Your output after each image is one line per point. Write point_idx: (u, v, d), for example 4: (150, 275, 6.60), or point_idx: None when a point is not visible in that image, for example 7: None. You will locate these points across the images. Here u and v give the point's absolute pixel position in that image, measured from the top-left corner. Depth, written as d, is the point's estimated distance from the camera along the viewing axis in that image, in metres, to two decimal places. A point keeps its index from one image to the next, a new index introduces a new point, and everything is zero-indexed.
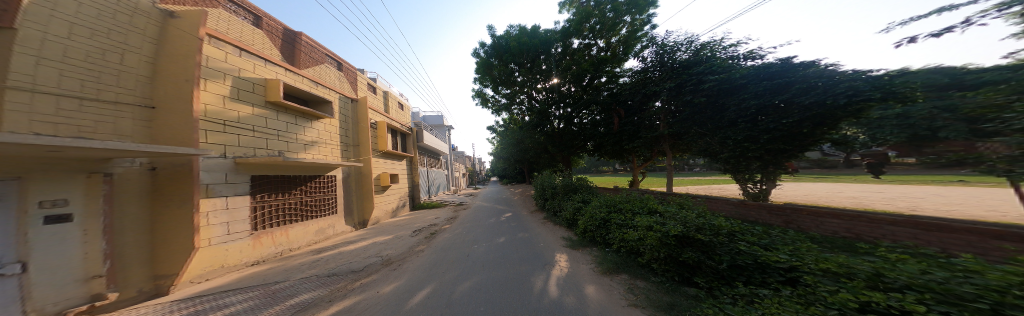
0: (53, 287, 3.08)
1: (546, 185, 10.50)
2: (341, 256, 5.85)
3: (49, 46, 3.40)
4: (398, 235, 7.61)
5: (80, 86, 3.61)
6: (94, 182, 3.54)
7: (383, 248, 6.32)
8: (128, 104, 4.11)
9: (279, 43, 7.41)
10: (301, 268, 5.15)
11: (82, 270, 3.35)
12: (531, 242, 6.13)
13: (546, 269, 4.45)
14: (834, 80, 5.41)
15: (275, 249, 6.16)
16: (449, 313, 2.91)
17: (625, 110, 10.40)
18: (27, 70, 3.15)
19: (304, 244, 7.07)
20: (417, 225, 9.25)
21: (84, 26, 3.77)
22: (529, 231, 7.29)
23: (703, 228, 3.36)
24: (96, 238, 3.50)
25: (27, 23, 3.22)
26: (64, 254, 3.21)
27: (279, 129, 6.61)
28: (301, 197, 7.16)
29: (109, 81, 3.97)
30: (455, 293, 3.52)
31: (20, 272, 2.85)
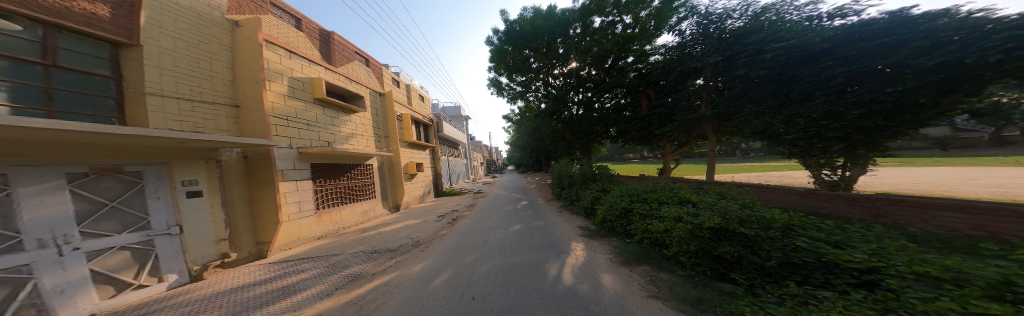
0: (197, 245, 4.27)
1: (563, 173, 10.40)
2: (381, 236, 6.64)
3: (165, 58, 4.30)
4: (425, 220, 8.32)
5: (190, 90, 4.55)
6: (211, 167, 4.62)
7: (413, 231, 7.00)
8: (221, 104, 5.01)
9: (318, 44, 8.14)
10: (351, 244, 6.03)
11: (213, 234, 4.56)
12: (547, 230, 6.24)
13: (561, 257, 4.52)
14: (982, 31, 3.80)
15: (332, 227, 7.24)
16: (469, 292, 3.24)
17: (655, 90, 9.52)
18: (151, 80, 4.05)
19: (353, 223, 8.16)
20: (442, 210, 9.99)
21: (181, 39, 4.59)
22: (545, 219, 7.36)
23: (748, 220, 2.97)
24: (217, 210, 4.65)
25: (148, 40, 4.11)
26: (200, 220, 4.36)
27: (325, 123, 7.47)
28: (348, 183, 8.18)
29: (208, 86, 4.89)
30: (475, 274, 3.86)
31: (177, 233, 4.05)
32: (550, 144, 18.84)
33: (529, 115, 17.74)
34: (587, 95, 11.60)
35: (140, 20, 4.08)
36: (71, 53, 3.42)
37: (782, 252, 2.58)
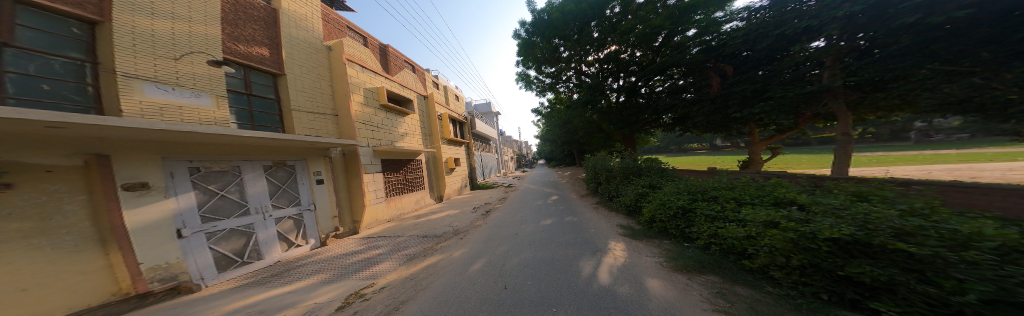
0: (323, 218, 6.07)
1: (599, 165, 9.45)
2: (428, 223, 7.47)
3: (297, 82, 6.10)
4: (462, 210, 9.03)
5: (312, 105, 6.34)
6: (327, 161, 6.40)
7: (453, 220, 7.62)
8: (327, 113, 6.71)
9: (379, 57, 9.47)
10: (408, 228, 7.01)
11: (329, 211, 6.26)
12: (582, 228, 5.63)
13: (596, 255, 3.76)
14: None
15: (396, 211, 8.63)
16: (501, 282, 3.21)
17: (734, 66, 7.24)
18: (291, 99, 5.84)
19: (410, 210, 9.49)
20: (477, 202, 10.66)
21: (304, 66, 6.36)
22: (577, 215, 6.84)
23: (912, 233, 1.34)
24: (332, 193, 6.39)
25: (290, 70, 5.96)
26: (322, 199, 6.13)
27: (388, 125, 8.79)
28: (404, 175, 9.52)
29: (322, 100, 6.67)
30: (507, 265, 3.81)
31: (314, 209, 5.88)
32: (581, 137, 17.40)
33: (559, 108, 16.61)
34: (630, 80, 10.00)
35: (284, 55, 5.92)
36: (258, 86, 5.45)
37: (997, 286, 0.96)
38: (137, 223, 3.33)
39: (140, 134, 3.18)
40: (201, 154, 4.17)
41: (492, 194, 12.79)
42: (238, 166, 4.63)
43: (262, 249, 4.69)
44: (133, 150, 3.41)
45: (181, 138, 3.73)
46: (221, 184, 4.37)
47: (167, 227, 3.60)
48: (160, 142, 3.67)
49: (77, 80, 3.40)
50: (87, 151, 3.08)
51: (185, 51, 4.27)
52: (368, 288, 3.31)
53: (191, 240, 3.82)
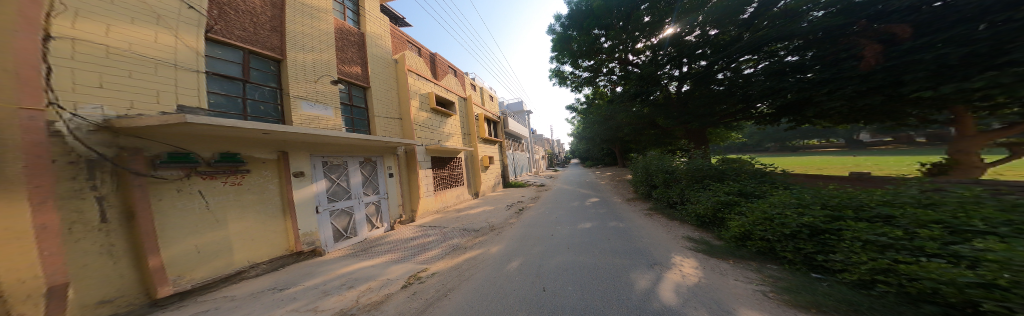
0: (394, 205, 6.97)
1: (656, 163, 8.35)
2: (467, 217, 7.90)
3: (377, 92, 7.17)
4: (496, 207, 9.24)
5: (386, 111, 7.38)
6: (396, 157, 7.36)
7: (489, 216, 7.90)
8: (394, 118, 7.69)
9: (430, 64, 10.34)
10: (451, 220, 7.56)
11: (397, 200, 7.17)
12: (639, 238, 4.92)
13: (657, 270, 3.24)
14: None
15: (441, 204, 9.35)
16: (539, 283, 3.11)
17: (917, 24, 4.46)
18: (375, 106, 6.94)
19: (452, 204, 10.19)
20: (510, 199, 10.77)
21: (380, 79, 7.39)
22: (624, 220, 6.23)
23: None
24: (399, 185, 7.31)
25: (373, 83, 7.04)
26: (393, 189, 7.04)
27: (436, 126, 9.60)
28: (449, 172, 10.25)
29: (392, 107, 7.69)
30: (544, 267, 3.69)
31: (388, 197, 6.83)
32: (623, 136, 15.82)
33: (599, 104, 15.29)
34: (702, 64, 8.30)
35: (369, 70, 6.99)
36: (356, 98, 6.62)
37: None
38: (300, 199, 4.51)
39: (302, 138, 4.27)
40: (329, 151, 5.29)
41: (525, 193, 12.76)
42: (345, 161, 5.70)
43: (357, 227, 5.71)
44: (298, 148, 4.64)
45: (319, 141, 4.80)
46: (337, 174, 5.50)
47: (311, 204, 4.73)
48: (310, 144, 4.82)
49: (274, 102, 4.78)
50: (276, 148, 4.29)
51: (318, 74, 5.45)
52: (423, 273, 3.67)
53: (322, 216, 4.91)
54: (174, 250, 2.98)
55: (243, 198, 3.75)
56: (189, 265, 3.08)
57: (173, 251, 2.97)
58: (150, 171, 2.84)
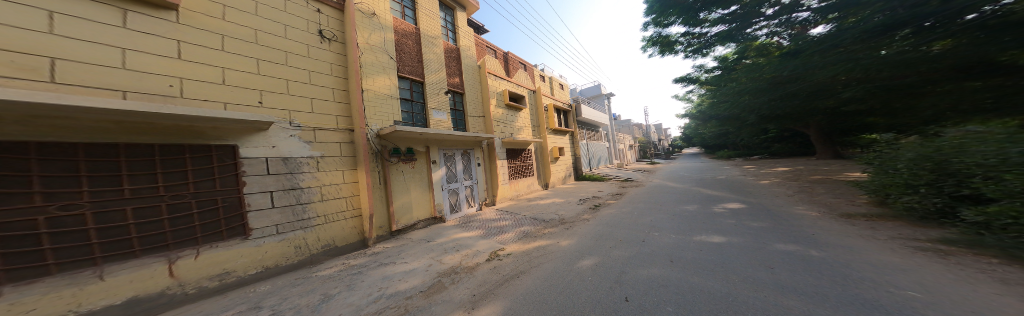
0: (479, 191, 7.19)
1: (956, 141, 2.77)
2: (538, 207, 7.75)
3: (472, 95, 7.48)
4: (568, 200, 8.67)
5: (477, 110, 7.56)
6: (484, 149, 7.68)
7: (560, 209, 7.48)
8: (480, 117, 7.73)
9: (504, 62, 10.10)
10: (524, 208, 7.54)
11: (487, 184, 7.57)
12: (791, 236, 3.11)
13: (810, 273, 1.84)
14: None
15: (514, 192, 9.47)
16: (619, 287, 2.37)
17: None
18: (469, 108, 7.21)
19: (525, 193, 10.12)
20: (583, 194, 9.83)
21: (472, 83, 7.55)
22: (782, 222, 3.76)
23: None
24: (485, 173, 7.54)
25: (468, 88, 7.35)
26: (482, 176, 7.36)
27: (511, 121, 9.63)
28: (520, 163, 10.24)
29: (480, 108, 7.82)
30: (629, 275, 2.87)
31: (480, 182, 7.26)
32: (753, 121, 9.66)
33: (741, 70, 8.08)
34: None
35: (463, 76, 7.23)
36: (457, 102, 7.05)
37: None
38: (437, 178, 5.70)
39: (437, 135, 5.25)
40: (447, 146, 6.16)
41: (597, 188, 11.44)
42: (457, 151, 6.51)
43: (460, 204, 6.41)
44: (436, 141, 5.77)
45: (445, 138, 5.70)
46: (451, 162, 6.30)
47: (440, 184, 5.75)
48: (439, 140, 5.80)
49: (421, 112, 5.75)
50: (424, 143, 5.53)
51: (440, 89, 6.21)
52: (499, 252, 3.67)
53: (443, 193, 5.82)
54: (399, 203, 4.76)
55: (418, 172, 5.32)
56: (404, 212, 4.83)
57: (401, 200, 4.81)
58: (389, 157, 4.68)
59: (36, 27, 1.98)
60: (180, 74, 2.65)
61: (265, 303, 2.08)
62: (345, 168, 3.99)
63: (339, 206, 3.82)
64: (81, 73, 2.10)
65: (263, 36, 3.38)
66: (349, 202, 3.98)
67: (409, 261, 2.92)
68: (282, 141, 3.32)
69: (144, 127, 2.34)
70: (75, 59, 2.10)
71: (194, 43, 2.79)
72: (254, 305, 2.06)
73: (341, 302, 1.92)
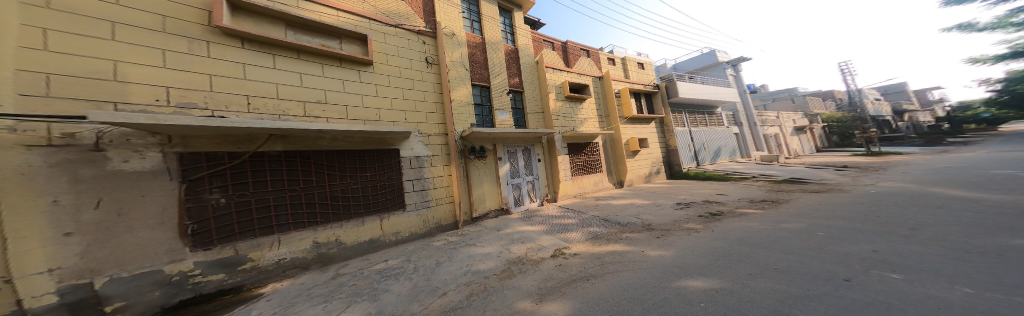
0: (544, 183, 6.24)
1: None
2: (613, 207, 5.37)
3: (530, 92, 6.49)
4: (664, 199, 5.97)
5: (536, 106, 6.52)
6: (548, 144, 6.50)
7: (645, 212, 4.89)
8: (537, 114, 6.48)
9: (570, 52, 8.26)
10: (589, 207, 5.53)
11: (552, 178, 6.43)
12: None
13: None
14: None
15: (579, 190, 6.91)
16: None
17: None
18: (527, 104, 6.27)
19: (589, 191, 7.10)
20: (687, 194, 6.46)
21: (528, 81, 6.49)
22: None
23: None
24: (550, 168, 6.43)
25: (525, 87, 6.36)
26: (546, 173, 6.36)
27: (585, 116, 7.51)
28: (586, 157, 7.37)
29: (535, 105, 6.51)
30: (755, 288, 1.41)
31: (546, 175, 6.37)
32: None
33: None
34: None
35: (519, 77, 6.32)
36: (517, 101, 6.23)
37: None
38: (503, 173, 5.35)
39: (501, 134, 4.91)
40: (512, 142, 5.69)
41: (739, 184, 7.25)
42: (523, 147, 5.96)
43: (522, 199, 5.67)
44: (502, 139, 5.47)
45: (504, 135, 5.18)
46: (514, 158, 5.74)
47: (504, 180, 5.33)
48: (502, 138, 5.41)
49: (485, 113, 5.50)
50: (490, 142, 5.23)
51: (505, 90, 5.83)
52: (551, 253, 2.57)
53: (507, 189, 5.38)
54: (478, 194, 4.79)
55: (486, 167, 5.09)
56: (480, 201, 4.80)
57: (478, 192, 4.80)
58: (468, 156, 4.74)
59: (341, 88, 3.55)
60: (388, 106, 3.94)
61: (410, 258, 2.42)
62: (440, 164, 4.34)
63: (445, 193, 4.29)
64: (359, 111, 3.65)
65: (406, 70, 4.28)
66: (446, 192, 4.33)
67: (480, 245, 2.71)
68: (419, 146, 4.14)
69: (374, 139, 3.64)
70: (357, 104, 3.64)
71: (394, 84, 4.07)
72: (408, 257, 2.43)
73: (446, 270, 1.97)
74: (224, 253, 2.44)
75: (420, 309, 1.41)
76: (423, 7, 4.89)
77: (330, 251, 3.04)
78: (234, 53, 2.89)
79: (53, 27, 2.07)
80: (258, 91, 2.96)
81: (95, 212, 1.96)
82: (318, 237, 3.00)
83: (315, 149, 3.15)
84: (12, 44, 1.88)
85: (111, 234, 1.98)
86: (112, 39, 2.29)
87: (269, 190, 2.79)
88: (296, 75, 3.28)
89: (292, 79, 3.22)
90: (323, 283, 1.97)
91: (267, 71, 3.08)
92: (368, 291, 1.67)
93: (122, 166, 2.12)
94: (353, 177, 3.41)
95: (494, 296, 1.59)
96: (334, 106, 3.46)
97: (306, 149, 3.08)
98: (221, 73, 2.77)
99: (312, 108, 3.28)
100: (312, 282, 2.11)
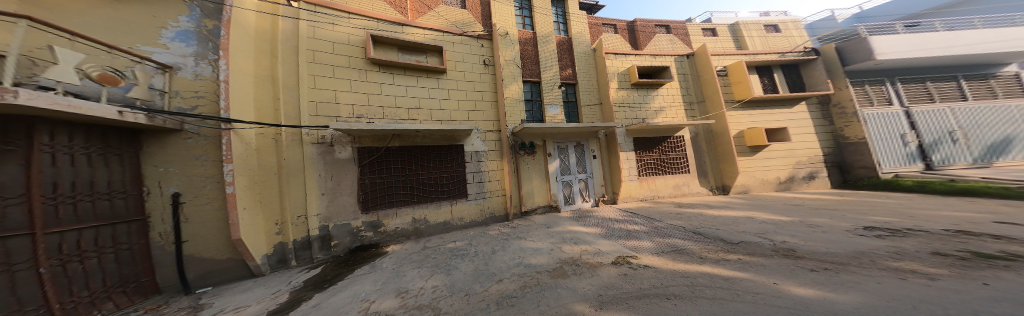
0: (604, 180, 5.16)
1: None
2: (704, 216, 3.65)
3: (586, 82, 5.40)
4: (817, 214, 3.56)
5: (590, 98, 5.36)
6: (608, 139, 5.26)
7: (768, 228, 2.99)
8: (594, 105, 5.35)
9: (640, 33, 6.96)
10: (662, 212, 4.05)
11: (611, 177, 5.20)
12: None
13: None
14: None
15: (649, 193, 5.30)
16: None
17: None
18: (580, 96, 5.27)
19: (664, 195, 5.40)
20: (877, 210, 3.61)
21: (582, 71, 5.44)
22: None
23: None
24: (613, 166, 5.17)
25: (580, 78, 5.37)
26: (605, 171, 5.18)
27: (665, 104, 5.77)
28: (662, 155, 5.54)
29: (588, 97, 5.36)
30: None
31: (608, 170, 5.22)
32: None
33: None
34: None
35: (573, 68, 5.37)
36: (569, 94, 5.33)
37: None
38: (552, 169, 4.74)
39: (551, 128, 4.31)
40: (563, 137, 4.91)
41: None
42: (579, 143, 5.07)
43: (573, 197, 4.87)
44: (553, 134, 4.79)
45: (554, 129, 4.49)
46: (565, 155, 4.93)
47: (553, 176, 4.72)
48: (551, 133, 4.75)
49: (535, 109, 4.97)
50: (539, 137, 4.69)
51: (558, 83, 5.08)
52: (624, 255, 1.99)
53: (556, 185, 4.74)
54: (526, 189, 4.47)
55: (535, 162, 4.62)
56: (529, 196, 4.46)
57: (526, 187, 4.47)
58: (517, 151, 4.45)
59: (442, 95, 4.00)
60: (475, 111, 4.20)
61: (471, 242, 2.81)
62: (493, 159, 4.18)
63: (502, 186, 4.19)
64: (452, 114, 4.02)
65: (471, 74, 4.31)
66: (500, 186, 4.19)
67: (529, 239, 2.68)
68: (479, 142, 4.09)
69: (461, 136, 3.93)
70: (452, 108, 4.04)
71: (481, 90, 4.31)
72: (468, 242, 2.83)
73: (501, 259, 2.14)
74: (374, 216, 3.25)
75: (483, 290, 1.60)
76: (480, 11, 4.83)
77: (427, 227, 3.54)
78: (376, 76, 3.62)
79: (312, 71, 3.30)
80: (391, 102, 3.65)
81: (329, 182, 3.10)
82: (426, 213, 3.55)
83: (416, 145, 3.63)
84: (307, 86, 3.22)
85: (335, 197, 3.10)
86: (331, 73, 3.39)
87: (400, 175, 3.48)
88: (413, 86, 3.85)
89: (410, 91, 3.81)
90: (417, 252, 2.60)
91: (393, 86, 3.71)
92: (444, 265, 2.10)
93: (338, 155, 3.19)
94: (446, 168, 3.80)
95: (548, 292, 1.50)
96: (436, 111, 3.93)
97: (412, 145, 3.60)
98: (370, 90, 3.55)
99: (424, 113, 3.84)
100: (411, 248, 2.80)
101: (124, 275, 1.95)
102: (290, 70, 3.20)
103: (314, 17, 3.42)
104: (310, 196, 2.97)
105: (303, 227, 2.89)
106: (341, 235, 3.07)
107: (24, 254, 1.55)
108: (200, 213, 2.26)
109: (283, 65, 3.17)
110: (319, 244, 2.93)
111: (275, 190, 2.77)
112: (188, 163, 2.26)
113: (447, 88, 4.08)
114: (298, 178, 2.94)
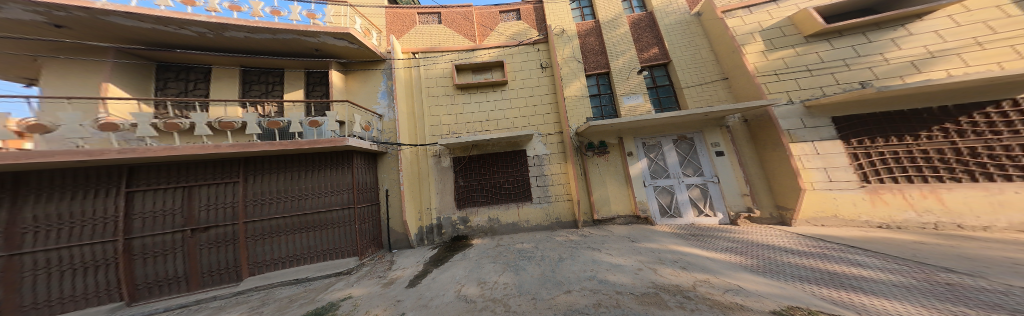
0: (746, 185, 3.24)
1: None
2: None
3: (686, 57, 3.95)
4: None
5: (699, 76, 3.79)
6: (750, 126, 3.33)
7: None
8: (709, 83, 3.73)
9: None
10: (924, 246, 1.83)
11: (764, 182, 3.19)
12: None
13: None
14: None
15: (896, 213, 2.57)
16: None
17: None
18: (679, 77, 3.87)
19: (956, 223, 2.42)
20: None
21: (678, 45, 4.03)
22: None
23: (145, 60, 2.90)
24: (772, 163, 3.10)
25: (676, 55, 3.99)
26: (747, 173, 3.27)
27: (931, 43, 2.88)
28: (927, 138, 2.64)
29: (696, 75, 3.81)
30: None
31: (757, 169, 3.25)
32: None
33: None
34: None
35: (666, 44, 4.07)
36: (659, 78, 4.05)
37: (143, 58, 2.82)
38: (636, 172, 3.57)
39: (636, 123, 3.27)
40: (650, 133, 3.62)
41: None
42: (687, 136, 3.57)
43: (681, 208, 3.41)
44: (637, 129, 3.64)
45: (638, 123, 3.36)
46: (658, 153, 3.61)
47: (642, 181, 3.54)
48: (632, 129, 3.63)
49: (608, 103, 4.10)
50: (615, 134, 3.72)
51: (637, 67, 4.01)
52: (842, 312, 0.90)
53: (648, 191, 3.52)
54: (602, 195, 3.62)
55: (612, 164, 3.68)
56: (607, 203, 3.58)
57: (602, 194, 3.62)
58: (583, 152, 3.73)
59: (517, 104, 4.13)
60: (551, 117, 4.06)
61: (539, 246, 2.65)
62: (557, 162, 3.84)
63: (569, 190, 3.74)
64: (522, 121, 4.05)
65: (530, 80, 4.27)
66: (564, 190, 3.75)
67: (605, 252, 2.10)
68: (541, 145, 3.92)
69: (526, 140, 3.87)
70: (524, 115, 4.07)
71: (552, 92, 4.15)
72: (536, 244, 2.71)
73: (569, 268, 1.83)
74: (464, 212, 3.77)
75: (551, 297, 1.40)
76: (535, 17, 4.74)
77: (501, 226, 3.70)
78: (461, 97, 4.20)
79: (427, 101, 4.17)
80: (476, 117, 4.11)
81: (439, 183, 3.87)
82: (501, 214, 3.73)
83: (489, 153, 3.92)
84: (428, 113, 4.10)
85: (440, 195, 3.82)
86: (438, 99, 4.18)
87: (478, 180, 3.86)
88: (492, 100, 4.16)
89: (490, 104, 4.14)
90: (493, 247, 2.84)
91: (472, 104, 4.17)
92: (513, 264, 2.13)
93: (440, 162, 3.92)
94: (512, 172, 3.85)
95: None
96: (512, 120, 4.07)
97: (486, 153, 3.93)
98: (459, 109, 4.14)
99: (503, 124, 4.05)
100: (488, 244, 3.08)
101: (374, 234, 3.36)
102: (420, 103, 4.12)
103: (426, 61, 4.34)
104: (431, 194, 3.81)
105: (427, 216, 3.73)
106: (446, 225, 3.76)
107: (349, 218, 3.11)
108: (395, 203, 3.56)
109: (415, 100, 4.11)
110: (428, 230, 3.69)
111: (416, 188, 3.79)
112: (389, 170, 3.62)
113: (510, 98, 4.19)
114: (428, 181, 3.83)
